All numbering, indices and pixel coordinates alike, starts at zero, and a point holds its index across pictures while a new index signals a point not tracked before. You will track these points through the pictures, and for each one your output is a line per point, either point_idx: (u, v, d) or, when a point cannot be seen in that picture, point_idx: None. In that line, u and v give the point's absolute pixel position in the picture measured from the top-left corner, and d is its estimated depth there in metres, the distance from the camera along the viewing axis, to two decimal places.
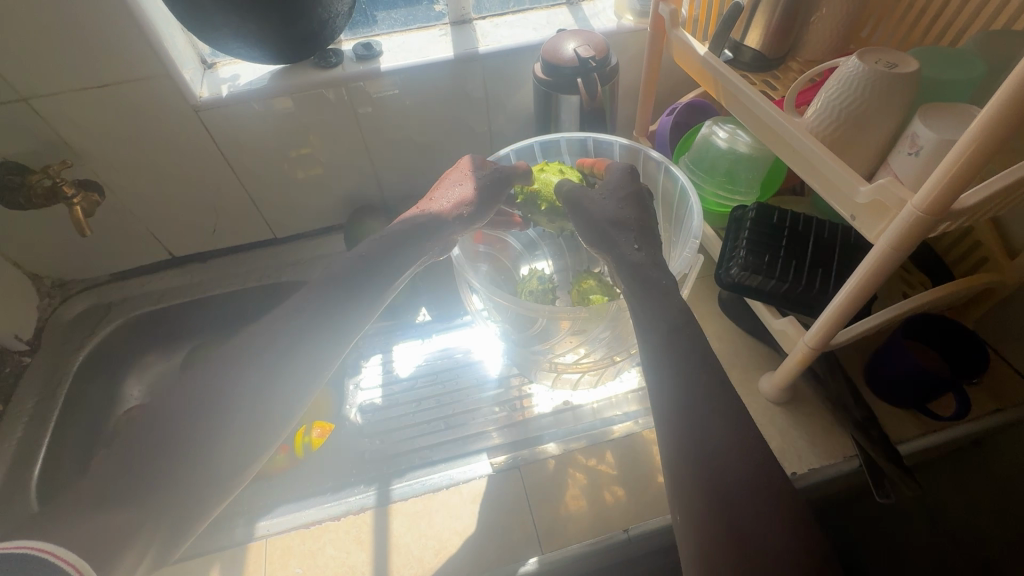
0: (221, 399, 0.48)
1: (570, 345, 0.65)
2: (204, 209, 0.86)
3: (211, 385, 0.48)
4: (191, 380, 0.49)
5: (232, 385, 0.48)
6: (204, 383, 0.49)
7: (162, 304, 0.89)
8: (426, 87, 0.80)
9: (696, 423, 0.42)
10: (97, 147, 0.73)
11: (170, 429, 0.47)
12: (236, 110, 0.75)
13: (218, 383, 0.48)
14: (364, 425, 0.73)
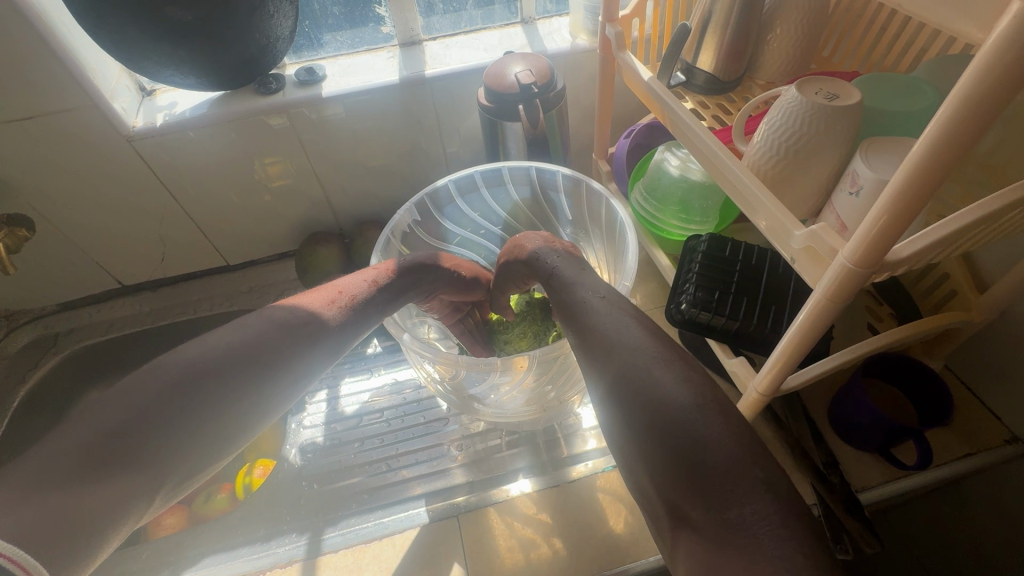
0: (274, 373, 0.43)
1: (509, 391, 0.62)
2: (150, 238, 0.83)
3: (279, 355, 0.43)
4: (263, 339, 0.43)
5: (293, 363, 0.44)
6: (257, 346, 0.42)
7: (111, 334, 0.87)
8: (373, 112, 0.77)
9: (647, 369, 0.37)
10: (29, 179, 0.71)
11: (212, 389, 0.39)
12: (171, 139, 0.72)
13: (283, 356, 0.43)
14: (303, 466, 0.70)
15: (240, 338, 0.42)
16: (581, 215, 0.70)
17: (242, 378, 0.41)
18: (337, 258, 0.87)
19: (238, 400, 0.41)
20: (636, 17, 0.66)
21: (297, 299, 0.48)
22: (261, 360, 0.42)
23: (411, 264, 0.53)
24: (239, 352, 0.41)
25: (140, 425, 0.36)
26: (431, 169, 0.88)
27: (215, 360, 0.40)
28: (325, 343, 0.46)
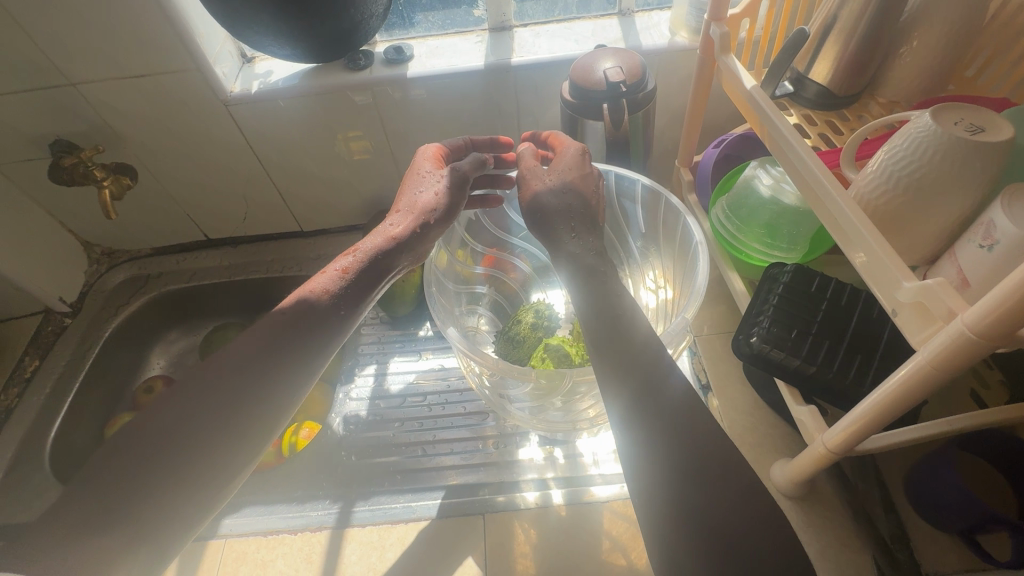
0: (260, 397, 0.45)
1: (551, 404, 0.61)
2: (235, 197, 0.88)
3: (284, 349, 0.47)
4: (241, 367, 0.45)
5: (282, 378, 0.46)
6: (250, 355, 0.46)
7: (192, 283, 0.93)
8: (455, 96, 0.77)
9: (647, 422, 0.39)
10: (136, 134, 0.77)
11: (216, 397, 0.44)
12: (263, 107, 0.75)
13: (265, 376, 0.46)
14: (345, 436, 0.72)
15: (233, 357, 0.46)
16: (655, 228, 0.66)
17: (243, 379, 0.45)
18: None
19: (251, 396, 0.45)
20: (747, 16, 0.60)
21: (289, 309, 0.48)
22: (267, 358, 0.46)
23: (435, 209, 0.53)
24: (232, 363, 0.45)
25: (165, 446, 0.41)
26: None
27: (210, 380, 0.44)
28: (319, 334, 0.48)
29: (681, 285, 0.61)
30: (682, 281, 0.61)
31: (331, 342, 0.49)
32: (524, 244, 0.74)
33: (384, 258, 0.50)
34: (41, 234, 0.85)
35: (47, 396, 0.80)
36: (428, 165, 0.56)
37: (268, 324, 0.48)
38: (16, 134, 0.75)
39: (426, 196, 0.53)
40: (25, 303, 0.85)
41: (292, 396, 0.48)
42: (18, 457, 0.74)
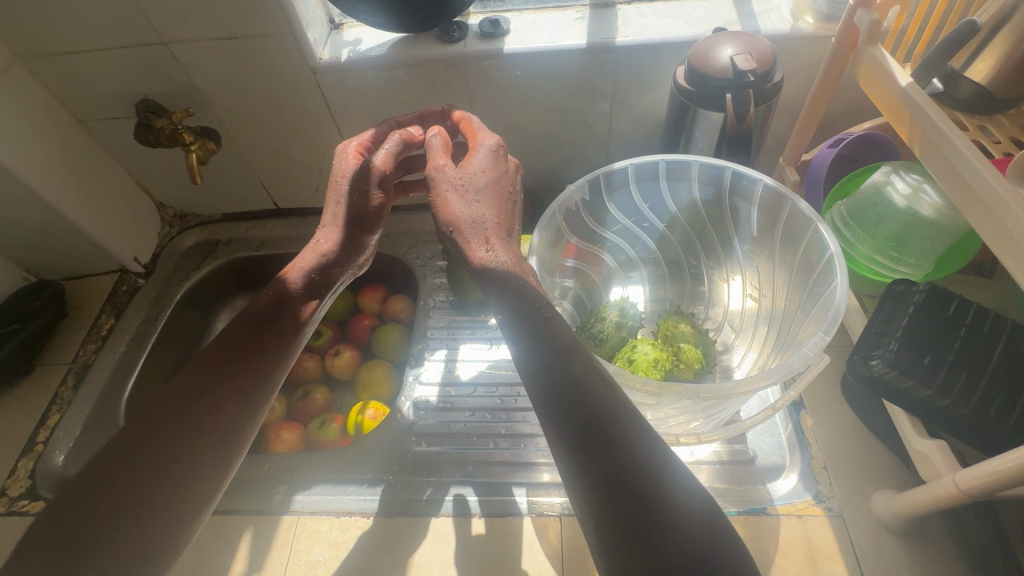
0: (214, 423, 0.41)
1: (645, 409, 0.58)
2: (310, 168, 0.86)
3: (229, 383, 0.43)
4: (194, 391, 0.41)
5: (231, 400, 0.43)
6: (187, 395, 0.41)
7: (261, 252, 0.93)
8: (549, 75, 0.72)
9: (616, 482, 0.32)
10: (221, 97, 0.75)
11: (156, 441, 0.39)
12: (351, 76, 0.72)
13: (214, 400, 0.42)
14: (414, 422, 0.71)
15: (166, 402, 0.41)
16: (770, 230, 0.63)
17: (186, 420, 0.40)
18: None
19: (197, 434, 0.40)
20: (899, 4, 0.54)
21: (222, 344, 0.44)
22: (209, 396, 0.42)
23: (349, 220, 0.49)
24: (165, 408, 0.40)
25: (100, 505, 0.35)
26: (589, 146, 0.82)
27: (141, 428, 0.39)
28: (265, 357, 0.45)
29: (803, 297, 0.59)
30: (805, 290, 0.58)
31: (281, 361, 0.46)
32: (615, 238, 0.70)
33: (304, 280, 0.47)
34: (120, 192, 0.85)
35: (121, 355, 0.80)
36: (349, 168, 0.52)
37: (200, 364, 0.43)
38: (106, 91, 0.74)
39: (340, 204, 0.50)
40: (102, 261, 0.85)
41: (250, 418, 0.44)
42: (94, 414, 0.74)
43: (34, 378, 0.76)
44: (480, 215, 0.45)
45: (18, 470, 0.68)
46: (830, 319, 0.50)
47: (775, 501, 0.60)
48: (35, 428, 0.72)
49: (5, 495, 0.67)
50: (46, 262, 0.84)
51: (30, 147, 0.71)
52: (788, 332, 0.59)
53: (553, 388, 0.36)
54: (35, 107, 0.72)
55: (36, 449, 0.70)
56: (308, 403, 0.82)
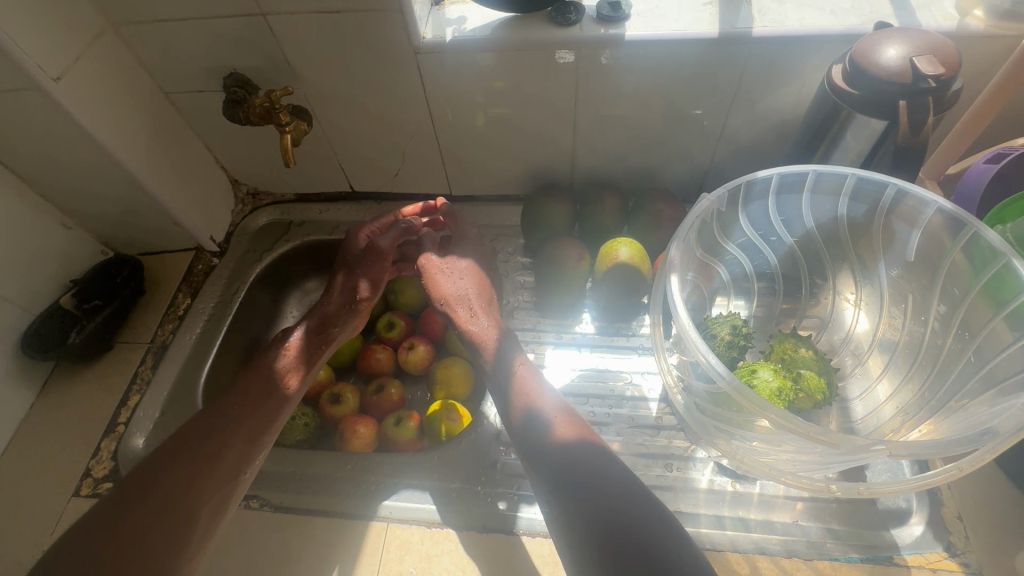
0: (222, 442, 0.54)
1: (787, 446, 0.54)
2: (393, 152, 0.82)
3: (244, 414, 0.57)
4: (206, 425, 0.55)
5: (236, 426, 0.56)
6: (210, 422, 0.55)
7: (335, 236, 0.90)
8: (667, 67, 0.66)
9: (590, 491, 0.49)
10: (313, 75, 0.71)
11: (187, 458, 0.51)
12: (453, 58, 0.67)
13: (224, 429, 0.55)
14: (501, 430, 0.67)
15: (199, 426, 0.54)
16: (926, 258, 0.58)
17: (211, 443, 0.53)
18: (566, 218, 0.80)
19: (222, 453, 0.53)
20: None
21: (243, 386, 0.59)
22: (229, 424, 0.55)
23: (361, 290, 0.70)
24: (195, 433, 0.54)
25: (146, 498, 0.48)
26: (695, 144, 0.76)
27: (181, 444, 0.53)
28: (270, 395, 0.59)
29: (974, 336, 0.54)
30: (974, 333, 0.54)
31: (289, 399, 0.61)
32: (736, 252, 0.66)
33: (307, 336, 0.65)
34: (199, 168, 0.82)
35: (197, 337, 0.78)
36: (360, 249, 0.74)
37: (226, 399, 0.58)
38: (195, 62, 0.70)
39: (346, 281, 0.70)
40: (178, 238, 0.83)
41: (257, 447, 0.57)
42: (172, 397, 0.72)
43: (112, 356, 0.75)
44: (462, 285, 0.71)
45: (101, 451, 0.67)
46: (1015, 382, 0.49)
47: (903, 551, 0.55)
48: (117, 407, 0.70)
49: (89, 476, 0.65)
50: (122, 237, 0.81)
51: (120, 119, 0.68)
52: (953, 373, 0.56)
53: (536, 447, 0.56)
54: (124, 77, 0.69)
55: (118, 431, 0.69)
56: (383, 398, 0.79)
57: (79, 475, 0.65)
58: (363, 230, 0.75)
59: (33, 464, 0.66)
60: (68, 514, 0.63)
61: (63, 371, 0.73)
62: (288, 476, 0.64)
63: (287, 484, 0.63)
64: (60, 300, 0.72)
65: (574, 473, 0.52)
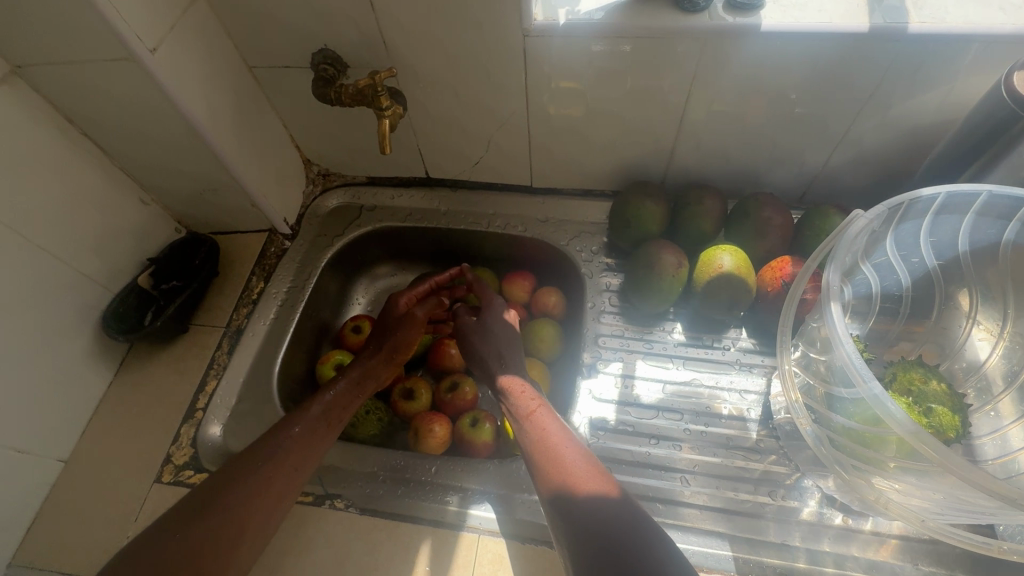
0: (276, 469, 0.54)
1: (936, 490, 0.48)
2: (478, 140, 0.78)
3: (292, 449, 0.56)
4: (261, 449, 0.55)
5: (287, 457, 0.56)
6: (260, 453, 0.55)
7: (408, 223, 0.87)
8: (798, 63, 0.61)
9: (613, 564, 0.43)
10: (408, 55, 0.67)
11: (241, 484, 0.52)
12: (563, 44, 0.62)
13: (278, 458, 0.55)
14: (592, 443, 0.64)
15: (248, 458, 0.54)
16: None
17: (262, 473, 0.53)
18: (660, 219, 0.75)
19: (273, 484, 0.54)
20: None
21: (291, 428, 0.57)
22: (279, 457, 0.55)
23: (393, 350, 0.70)
24: (247, 462, 0.54)
25: (205, 522, 0.49)
26: (809, 147, 0.71)
27: (234, 472, 0.53)
28: (312, 434, 0.58)
29: None
30: None
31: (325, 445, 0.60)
32: (870, 273, 0.61)
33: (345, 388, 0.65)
34: (276, 147, 0.79)
35: (271, 323, 0.76)
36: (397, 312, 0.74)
37: (276, 435, 0.56)
38: (286, 35, 0.66)
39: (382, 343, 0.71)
40: (252, 219, 0.80)
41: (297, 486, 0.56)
42: (248, 384, 0.71)
43: (188, 339, 0.73)
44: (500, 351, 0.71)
45: (181, 437, 0.66)
46: None
47: None
48: (195, 393, 0.69)
49: (171, 463, 0.64)
50: (197, 215, 0.79)
51: (209, 94, 0.65)
52: None
53: (559, 505, 0.50)
54: (214, 49, 0.65)
55: (197, 417, 0.67)
56: (457, 397, 0.76)
57: (161, 460, 0.64)
58: (403, 298, 0.75)
59: (113, 447, 0.65)
60: (151, 501, 0.61)
61: (139, 351, 0.72)
62: (373, 476, 0.63)
63: (373, 486, 0.62)
64: (139, 279, 0.70)
65: (576, 503, 0.49)
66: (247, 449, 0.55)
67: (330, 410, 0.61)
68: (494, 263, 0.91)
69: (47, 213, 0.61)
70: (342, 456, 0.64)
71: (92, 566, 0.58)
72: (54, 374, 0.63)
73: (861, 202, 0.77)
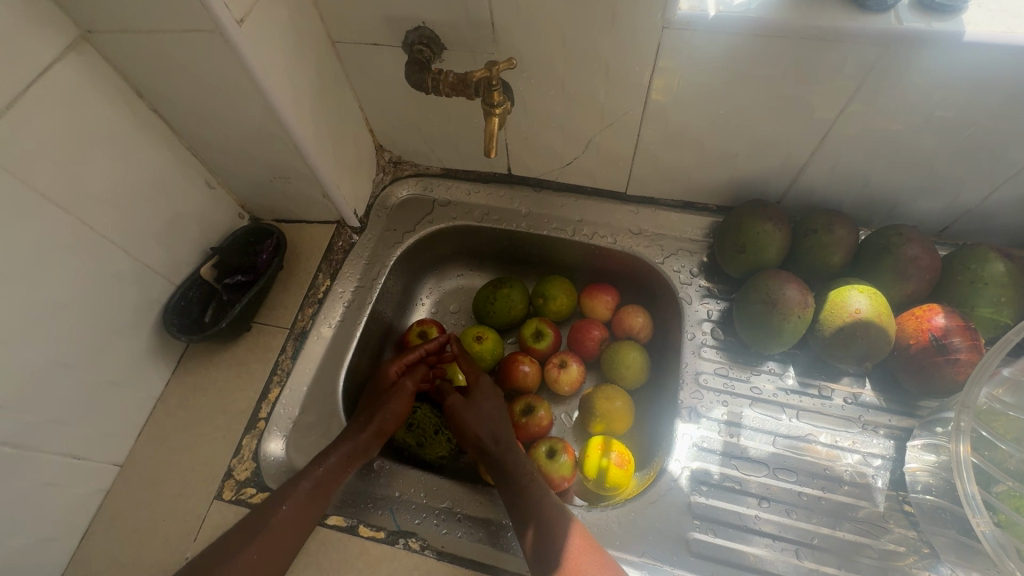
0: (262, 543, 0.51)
1: None
2: (577, 139, 0.70)
3: (279, 528, 0.52)
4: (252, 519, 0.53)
5: (274, 533, 0.52)
6: (246, 533, 0.51)
7: (483, 224, 0.79)
8: (992, 82, 0.51)
9: None
10: (518, 40, 0.58)
11: (224, 567, 0.49)
12: (707, 41, 0.53)
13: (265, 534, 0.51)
14: (694, 498, 0.58)
15: (236, 537, 0.51)
16: None
17: (250, 555, 0.50)
18: (781, 248, 0.65)
19: (261, 564, 0.50)
20: None
21: (280, 504, 0.53)
22: (267, 534, 0.51)
23: (380, 429, 0.60)
24: (237, 541, 0.51)
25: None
26: (970, 178, 0.61)
27: (221, 554, 0.50)
28: (297, 513, 0.53)
29: None
30: None
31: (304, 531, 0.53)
32: None
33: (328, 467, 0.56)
34: (352, 132, 0.72)
35: (337, 327, 0.69)
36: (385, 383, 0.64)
37: (264, 512, 0.53)
38: (382, 10, 0.58)
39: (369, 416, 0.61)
40: (321, 209, 0.73)
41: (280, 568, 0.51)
42: (313, 394, 0.65)
43: (250, 339, 0.68)
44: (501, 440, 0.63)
45: (243, 449, 0.60)
46: None
47: None
48: (258, 400, 0.63)
49: (232, 478, 0.59)
50: (262, 202, 0.72)
51: (291, 72, 0.57)
52: None
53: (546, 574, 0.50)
54: (301, 21, 0.57)
55: (259, 427, 0.62)
56: (533, 422, 0.70)
57: (221, 474, 0.59)
58: (393, 365, 0.65)
59: (171, 455, 0.61)
60: (211, 520, 0.57)
61: (199, 348, 0.67)
62: (450, 513, 0.58)
63: (452, 525, 0.57)
64: (203, 271, 0.65)
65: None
66: (237, 524, 0.53)
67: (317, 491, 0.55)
68: (572, 273, 0.83)
69: (112, 198, 0.55)
70: (417, 488, 0.60)
71: None
72: (113, 373, 0.58)
73: (1013, 242, 0.67)
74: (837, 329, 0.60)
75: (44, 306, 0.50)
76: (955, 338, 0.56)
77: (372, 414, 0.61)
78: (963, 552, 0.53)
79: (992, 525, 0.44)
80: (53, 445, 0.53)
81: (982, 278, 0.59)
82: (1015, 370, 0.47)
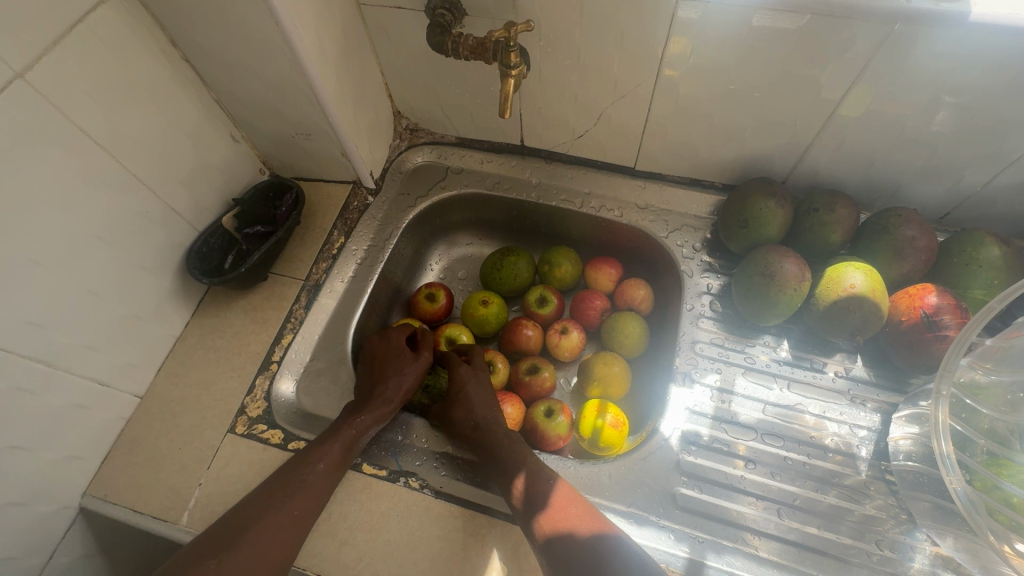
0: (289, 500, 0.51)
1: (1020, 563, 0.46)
2: (589, 112, 0.72)
3: (313, 485, 0.53)
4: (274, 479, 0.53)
5: (306, 487, 0.53)
6: (283, 488, 0.52)
7: (494, 192, 0.81)
8: (996, 63, 0.52)
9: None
10: (537, 8, 0.60)
11: (263, 520, 0.49)
12: (720, 13, 0.55)
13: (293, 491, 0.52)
14: (683, 458, 0.60)
15: (273, 491, 0.52)
16: None
17: (288, 510, 0.51)
18: (783, 223, 0.67)
19: (298, 519, 0.51)
20: None
21: (315, 462, 0.54)
22: (302, 492, 0.52)
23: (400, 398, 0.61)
24: (272, 496, 0.51)
25: (235, 556, 0.47)
26: (973, 164, 0.62)
27: (254, 510, 0.50)
28: (328, 469, 0.54)
29: None
30: None
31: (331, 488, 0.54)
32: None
33: (357, 430, 0.57)
34: (371, 95, 0.74)
35: (349, 281, 0.72)
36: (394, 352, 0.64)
37: (299, 470, 0.53)
38: None
39: (388, 381, 0.61)
40: (339, 169, 0.76)
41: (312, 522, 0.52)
42: (323, 343, 0.68)
43: (266, 287, 0.71)
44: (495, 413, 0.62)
45: (256, 388, 0.64)
46: None
47: None
48: (271, 345, 0.67)
49: (244, 414, 0.62)
50: (282, 159, 0.75)
51: (318, 28, 0.59)
52: None
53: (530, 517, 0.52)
54: None
55: (272, 369, 0.65)
56: (535, 381, 0.72)
57: (235, 410, 0.62)
58: (400, 336, 0.66)
59: (188, 390, 0.64)
60: (224, 452, 0.60)
61: (218, 294, 0.70)
62: (448, 459, 0.61)
63: (451, 469, 0.60)
64: (224, 220, 0.68)
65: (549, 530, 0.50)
66: (268, 483, 0.53)
67: (347, 453, 0.56)
68: (578, 245, 0.85)
69: (144, 141, 0.58)
70: (420, 435, 0.63)
71: (166, 510, 0.57)
72: (138, 309, 0.61)
73: (1013, 231, 0.68)
74: (831, 301, 0.62)
75: (79, 238, 0.54)
76: (945, 316, 0.58)
77: (393, 381, 0.61)
78: (939, 517, 0.54)
79: (963, 483, 0.47)
80: (81, 370, 0.56)
81: (976, 261, 0.61)
82: (997, 339, 0.51)
